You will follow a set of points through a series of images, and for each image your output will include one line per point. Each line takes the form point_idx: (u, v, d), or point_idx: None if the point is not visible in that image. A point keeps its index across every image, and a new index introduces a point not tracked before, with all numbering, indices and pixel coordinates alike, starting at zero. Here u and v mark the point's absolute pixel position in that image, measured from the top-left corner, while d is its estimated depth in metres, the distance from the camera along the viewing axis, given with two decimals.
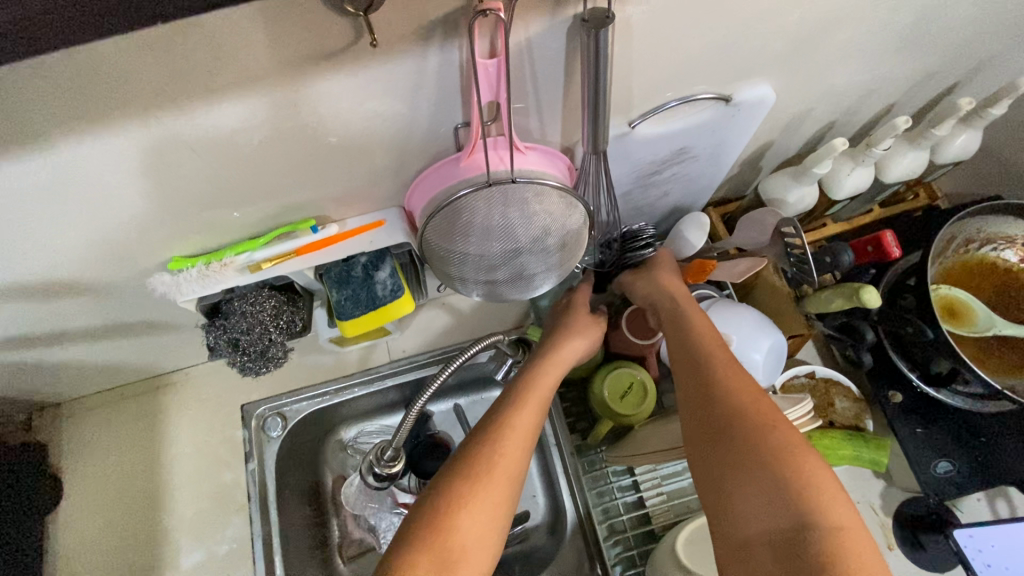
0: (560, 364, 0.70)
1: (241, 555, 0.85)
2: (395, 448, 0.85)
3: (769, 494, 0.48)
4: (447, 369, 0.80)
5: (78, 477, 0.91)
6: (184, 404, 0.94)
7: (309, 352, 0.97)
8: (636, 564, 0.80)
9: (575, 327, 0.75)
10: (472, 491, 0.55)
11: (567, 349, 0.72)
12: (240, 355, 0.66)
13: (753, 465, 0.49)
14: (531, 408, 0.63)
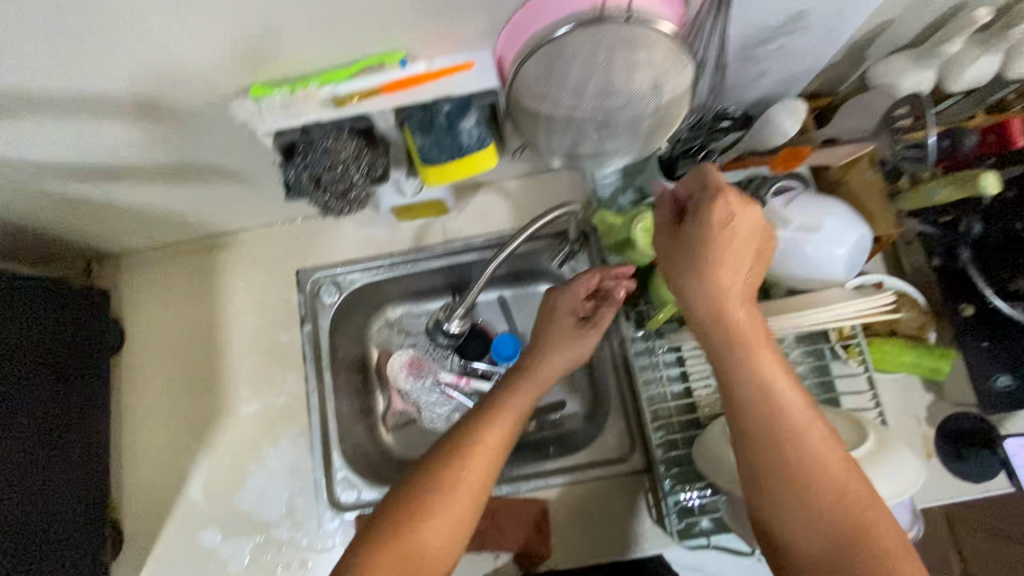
0: (537, 379, 0.74)
1: (296, 411, 0.89)
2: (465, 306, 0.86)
3: (832, 539, 0.52)
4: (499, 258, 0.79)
5: (138, 326, 0.94)
6: (238, 265, 0.95)
7: (362, 225, 0.95)
8: (677, 448, 0.81)
9: (558, 344, 0.77)
10: (443, 497, 0.61)
11: (545, 366, 0.75)
12: (324, 196, 0.64)
13: (818, 512, 0.52)
14: (502, 422, 0.68)
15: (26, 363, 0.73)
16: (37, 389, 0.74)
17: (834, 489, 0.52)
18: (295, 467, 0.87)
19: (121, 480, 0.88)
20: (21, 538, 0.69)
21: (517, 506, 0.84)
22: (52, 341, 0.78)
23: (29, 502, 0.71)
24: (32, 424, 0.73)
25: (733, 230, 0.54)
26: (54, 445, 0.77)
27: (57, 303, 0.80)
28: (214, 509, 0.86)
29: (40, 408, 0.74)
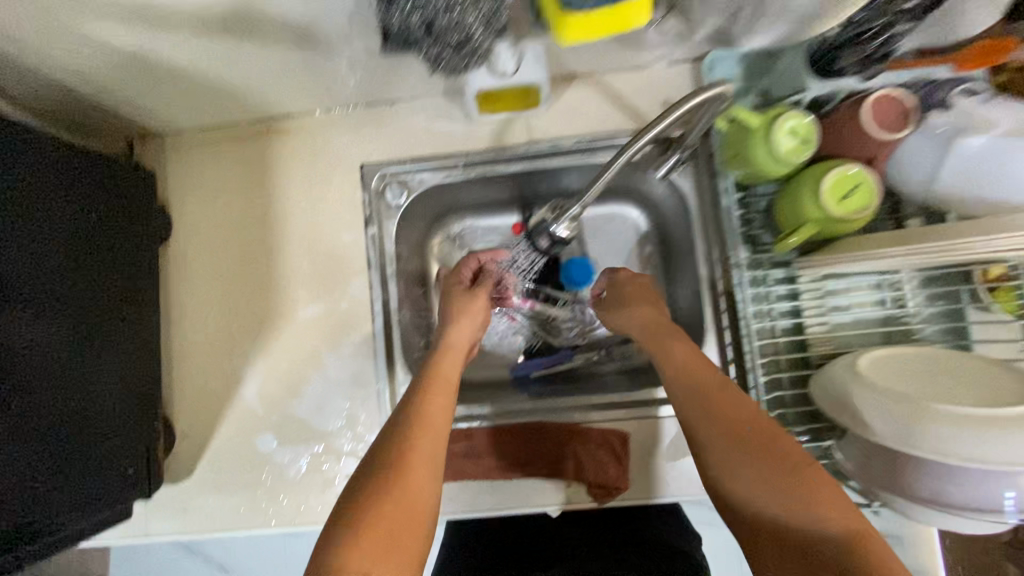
0: (453, 351, 0.74)
1: (359, 317, 0.82)
2: (583, 205, 0.67)
3: (776, 494, 0.54)
4: (618, 160, 0.61)
5: (185, 216, 0.86)
6: (295, 154, 0.85)
7: (435, 117, 0.83)
8: (784, 387, 0.74)
9: (458, 309, 0.79)
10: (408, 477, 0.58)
11: (455, 332, 0.76)
12: (438, 49, 0.54)
13: (761, 470, 0.55)
14: (440, 397, 0.67)
15: (64, 237, 0.65)
16: (77, 267, 0.67)
17: (776, 481, 0.54)
18: (358, 377, 0.81)
19: (172, 377, 0.83)
20: (60, 424, 0.63)
21: (597, 437, 0.79)
22: (95, 217, 0.70)
23: (69, 388, 0.65)
24: (75, 305, 0.66)
25: (625, 274, 0.82)
26: (104, 332, 0.71)
27: (100, 176, 0.72)
28: (270, 414, 0.81)
29: (81, 289, 0.67)
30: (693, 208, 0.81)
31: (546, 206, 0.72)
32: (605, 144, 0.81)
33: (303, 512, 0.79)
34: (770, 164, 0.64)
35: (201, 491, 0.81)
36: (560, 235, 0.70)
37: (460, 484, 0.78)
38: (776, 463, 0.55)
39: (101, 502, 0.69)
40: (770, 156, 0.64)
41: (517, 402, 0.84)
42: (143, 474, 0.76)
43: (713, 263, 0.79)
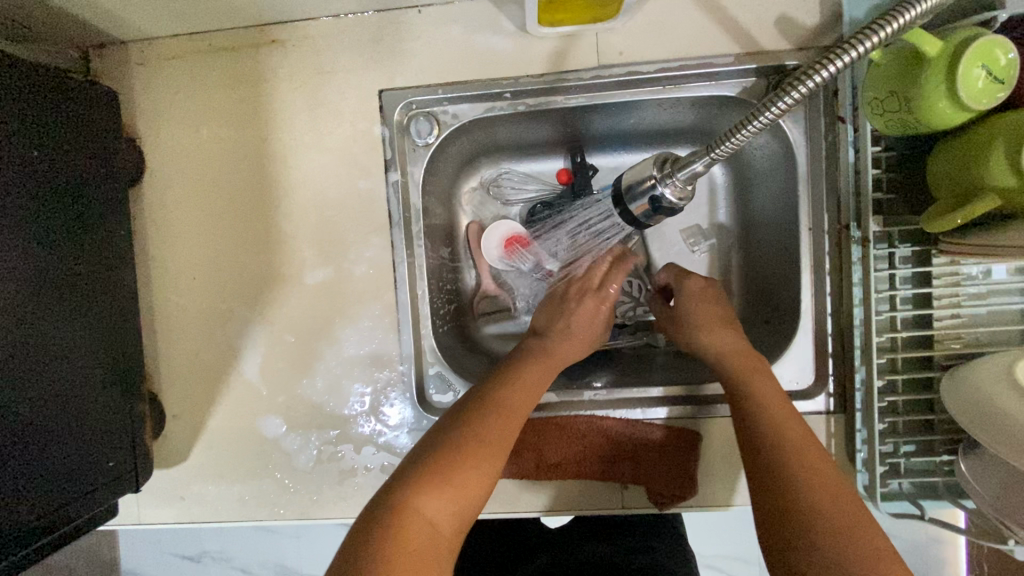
0: (552, 361, 0.62)
1: (379, 285, 0.67)
2: (712, 160, 0.50)
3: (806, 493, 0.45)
4: (786, 98, 0.43)
5: (159, 149, 0.69)
6: (295, 74, 0.66)
7: (476, 29, 0.64)
8: (895, 390, 0.61)
9: (564, 325, 0.65)
10: (484, 443, 0.51)
11: (560, 349, 0.63)
12: None
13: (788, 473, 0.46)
14: (529, 380, 0.58)
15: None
16: (7, 218, 0.51)
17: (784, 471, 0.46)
18: (378, 354, 0.68)
19: (156, 347, 0.70)
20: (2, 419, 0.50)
21: (658, 436, 0.66)
22: (33, 151, 0.54)
23: (13, 373, 0.51)
24: (9, 268, 0.51)
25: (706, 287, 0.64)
26: (63, 300, 0.56)
27: (40, 95, 0.54)
28: (275, 394, 0.69)
29: (18, 246, 0.52)
30: (801, 162, 0.64)
31: (660, 154, 0.56)
32: (696, 73, 0.64)
33: (316, 503, 0.69)
34: (946, 108, 0.49)
35: (199, 476, 0.70)
36: (666, 202, 0.57)
37: (498, 481, 0.67)
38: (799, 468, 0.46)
39: (78, 501, 0.58)
40: (950, 97, 0.48)
41: (564, 387, 0.71)
42: (130, 463, 0.64)
43: (817, 235, 0.64)
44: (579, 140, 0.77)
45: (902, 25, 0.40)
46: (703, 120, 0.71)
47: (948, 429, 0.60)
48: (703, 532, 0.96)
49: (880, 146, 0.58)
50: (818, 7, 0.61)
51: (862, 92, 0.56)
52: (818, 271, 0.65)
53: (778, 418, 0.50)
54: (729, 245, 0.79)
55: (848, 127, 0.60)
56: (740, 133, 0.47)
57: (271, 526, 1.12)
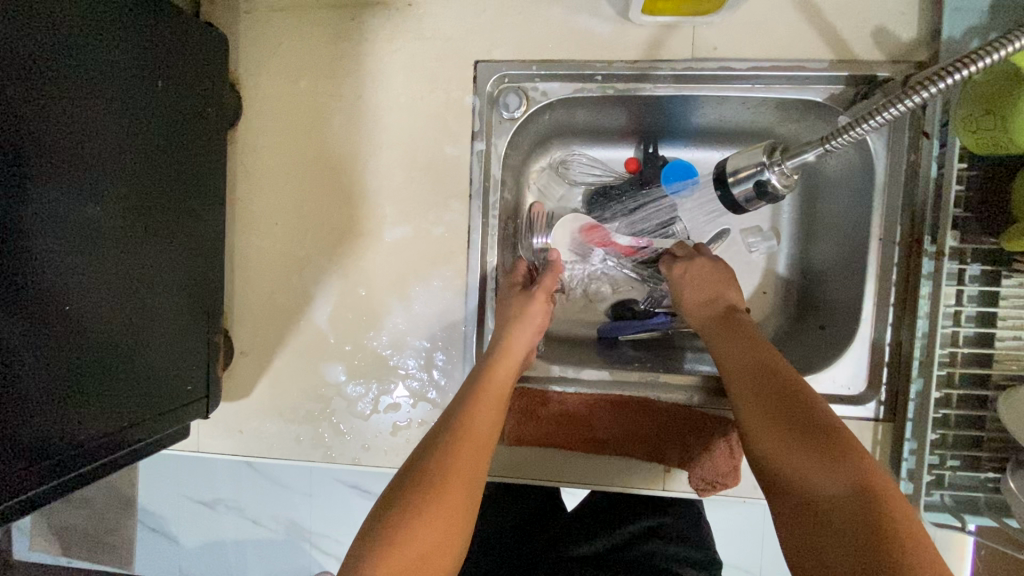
0: (509, 358, 0.65)
1: (452, 248, 0.70)
2: (833, 136, 0.51)
3: (822, 459, 0.48)
4: (913, 98, 0.45)
5: (258, 97, 0.72)
6: (396, 36, 0.69)
7: (576, 11, 0.66)
8: (948, 404, 0.62)
9: (515, 312, 0.68)
10: (441, 492, 0.53)
11: (512, 342, 0.66)
12: None
13: (807, 441, 0.49)
14: (485, 410, 0.60)
15: (96, 101, 0.51)
16: (116, 141, 0.54)
17: (798, 435, 0.50)
18: (444, 314, 0.70)
19: (235, 286, 0.73)
20: (101, 330, 0.54)
21: (707, 423, 0.68)
22: (145, 81, 0.56)
23: (118, 299, 0.55)
24: (122, 201, 0.55)
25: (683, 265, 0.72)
26: (162, 239, 0.60)
27: (155, 29, 0.57)
28: (342, 342, 0.72)
29: (123, 169, 0.55)
30: (879, 174, 0.66)
31: (769, 141, 0.59)
32: (787, 75, 0.65)
33: (367, 451, 0.71)
34: None
35: (259, 412, 0.73)
36: (772, 187, 0.60)
37: (546, 449, 0.69)
38: (815, 429, 0.50)
39: (161, 418, 0.62)
40: None
41: (616, 368, 0.73)
42: (204, 391, 0.68)
43: (888, 246, 0.66)
44: (653, 131, 0.78)
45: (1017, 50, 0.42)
46: (782, 122, 0.72)
47: (995, 448, 0.61)
48: (717, 527, 0.97)
49: (965, 163, 0.59)
50: (916, 22, 0.62)
51: (954, 109, 0.58)
52: (883, 281, 0.66)
53: (801, 390, 0.54)
54: (787, 249, 0.80)
55: (934, 142, 0.62)
56: (868, 125, 0.48)
57: (289, 477, 1.15)
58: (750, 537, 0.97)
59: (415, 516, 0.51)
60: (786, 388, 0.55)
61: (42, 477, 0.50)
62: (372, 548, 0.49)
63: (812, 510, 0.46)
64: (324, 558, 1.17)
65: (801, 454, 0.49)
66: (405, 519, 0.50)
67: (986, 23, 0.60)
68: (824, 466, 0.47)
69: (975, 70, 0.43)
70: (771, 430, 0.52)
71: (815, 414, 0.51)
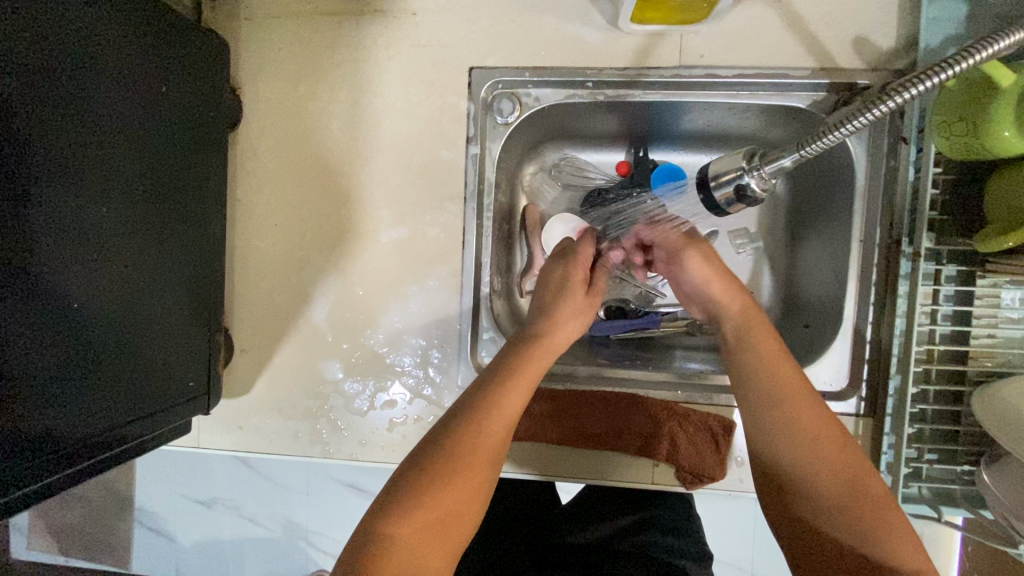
0: (552, 347, 0.62)
1: (448, 248, 0.72)
2: (806, 143, 0.53)
3: (859, 521, 0.50)
4: (885, 104, 0.47)
5: (258, 101, 0.73)
6: (393, 43, 0.71)
7: (567, 19, 0.69)
8: (925, 399, 0.64)
9: (569, 312, 0.66)
10: (468, 464, 0.52)
11: (559, 336, 0.63)
12: None
13: (846, 498, 0.51)
14: (519, 387, 0.57)
15: (98, 102, 0.53)
16: (119, 141, 0.55)
17: (840, 490, 0.51)
18: (439, 313, 0.72)
19: (235, 286, 0.75)
20: (103, 324, 0.55)
21: (694, 419, 0.70)
22: (147, 83, 0.58)
23: (121, 297, 0.57)
24: (126, 202, 0.57)
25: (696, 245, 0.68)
26: (165, 238, 0.62)
27: (157, 34, 0.59)
28: (339, 341, 0.73)
29: (125, 168, 0.56)
30: (860, 178, 0.68)
31: (751, 148, 0.61)
32: (771, 82, 0.67)
33: (364, 447, 0.73)
34: (1010, 136, 0.52)
35: (259, 408, 0.75)
36: (751, 192, 0.62)
37: (539, 444, 0.71)
38: (853, 484, 0.51)
39: (163, 413, 0.64)
40: (1015, 125, 0.51)
41: (606, 365, 0.75)
42: (204, 387, 0.70)
43: (868, 247, 0.68)
44: (644, 135, 0.81)
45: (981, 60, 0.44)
46: (767, 127, 0.74)
47: (971, 441, 0.63)
48: (708, 522, 1.00)
49: (941, 168, 0.61)
50: (895, 32, 0.65)
51: (930, 115, 0.60)
52: (863, 281, 0.69)
53: (833, 430, 0.53)
54: (774, 250, 0.83)
55: (911, 147, 0.64)
56: (839, 132, 0.50)
57: (287, 476, 1.16)
58: (740, 531, 0.99)
59: (442, 484, 0.51)
60: (824, 427, 0.53)
61: (45, 468, 0.52)
62: (395, 507, 0.50)
63: (841, 566, 0.50)
64: (322, 555, 1.19)
65: (838, 510, 0.51)
66: (430, 486, 0.51)
67: (960, 34, 0.62)
68: (861, 530, 0.50)
69: (945, 77, 0.45)
70: (814, 475, 0.52)
71: (853, 464, 0.52)
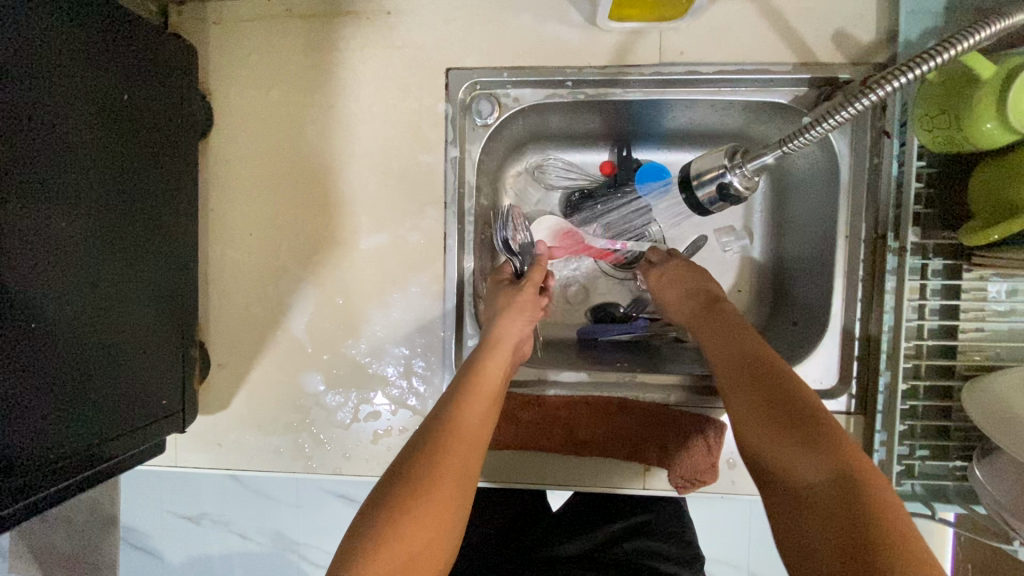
0: (504, 347, 0.65)
1: (429, 254, 0.70)
2: (793, 137, 0.52)
3: (807, 449, 0.50)
4: (873, 96, 0.46)
5: (229, 107, 0.71)
6: (368, 45, 0.69)
7: (545, 19, 0.67)
8: (915, 395, 0.63)
9: (503, 305, 0.69)
10: (431, 489, 0.52)
11: (502, 331, 0.65)
12: None
13: (790, 430, 0.51)
14: (475, 406, 0.59)
15: (56, 109, 0.50)
16: (77, 151, 0.52)
17: (784, 419, 0.52)
18: (423, 319, 0.71)
19: (209, 299, 0.73)
20: (66, 344, 0.52)
21: (685, 421, 0.69)
22: (108, 91, 0.55)
23: (91, 315, 0.55)
24: (95, 216, 0.55)
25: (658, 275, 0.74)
26: (136, 253, 0.60)
27: (115, 37, 0.55)
28: (320, 352, 0.71)
29: (92, 181, 0.54)
30: (844, 174, 0.68)
31: (727, 148, 0.60)
32: (752, 78, 0.67)
33: (349, 460, 0.71)
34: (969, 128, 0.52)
35: (238, 425, 0.72)
36: (733, 190, 0.61)
37: (527, 452, 0.70)
38: (798, 412, 0.52)
39: (134, 435, 0.61)
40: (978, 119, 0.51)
41: (594, 369, 0.74)
42: (178, 405, 0.67)
43: (853, 242, 0.68)
44: (625, 134, 0.79)
45: (966, 49, 0.43)
46: (748, 123, 0.73)
47: (962, 436, 0.63)
48: (704, 523, 0.99)
49: (925, 162, 0.61)
50: (875, 26, 0.64)
51: (912, 109, 0.59)
52: (850, 277, 0.68)
53: (783, 370, 0.56)
54: (759, 247, 0.82)
55: (894, 141, 0.64)
56: (826, 125, 0.49)
57: (274, 489, 1.13)
58: (736, 531, 0.98)
59: (403, 515, 0.50)
60: (775, 369, 0.57)
61: (8, 497, 0.49)
62: (360, 549, 0.48)
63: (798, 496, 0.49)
64: (314, 569, 1.16)
65: (788, 443, 0.51)
66: (391, 522, 0.49)
67: (939, 26, 0.62)
68: (808, 451, 0.49)
69: (931, 67, 0.44)
70: (758, 409, 0.54)
71: (794, 397, 0.54)
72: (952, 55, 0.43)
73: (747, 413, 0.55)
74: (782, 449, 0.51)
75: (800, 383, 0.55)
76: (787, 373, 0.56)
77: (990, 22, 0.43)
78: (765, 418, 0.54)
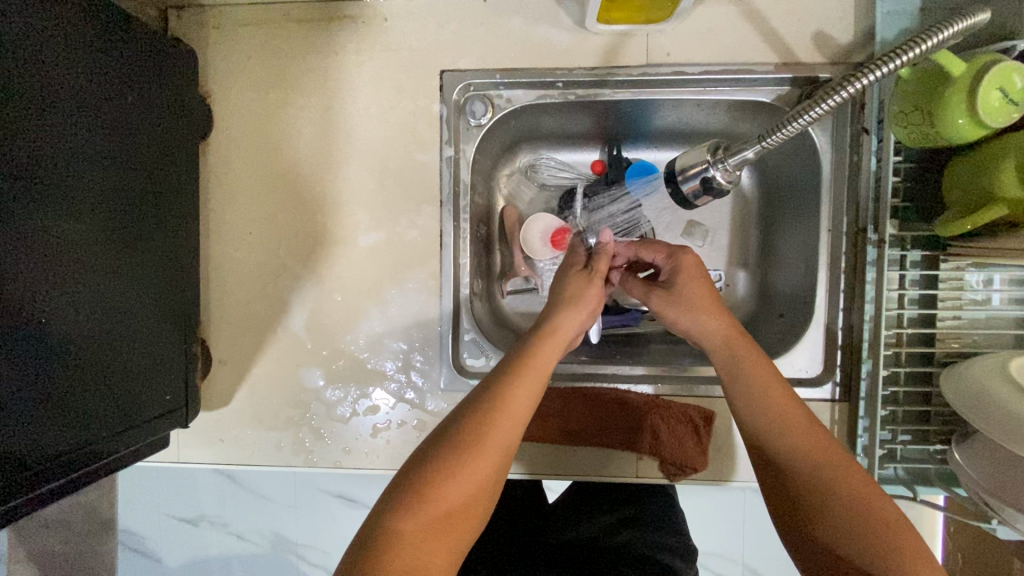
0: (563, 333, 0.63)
1: (426, 251, 0.72)
2: (772, 131, 0.54)
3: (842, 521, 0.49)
4: (848, 90, 0.49)
5: (228, 110, 0.73)
6: (364, 48, 0.71)
7: (536, 22, 0.70)
8: (896, 381, 0.66)
9: (570, 293, 0.66)
10: (477, 457, 0.52)
11: (569, 316, 0.64)
12: None
13: (818, 494, 0.50)
14: (529, 384, 0.57)
15: (64, 112, 0.52)
16: (83, 153, 0.54)
17: (808, 482, 0.51)
18: (420, 315, 0.72)
19: (210, 297, 0.74)
20: (72, 336, 0.54)
21: (676, 411, 0.71)
22: (113, 92, 0.57)
23: (98, 310, 0.56)
24: (101, 215, 0.56)
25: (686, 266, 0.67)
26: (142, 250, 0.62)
27: (118, 40, 0.57)
28: (319, 348, 0.73)
29: (96, 181, 0.56)
30: (826, 169, 0.70)
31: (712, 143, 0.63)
32: (735, 78, 0.69)
33: (348, 454, 0.72)
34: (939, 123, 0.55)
35: (239, 421, 0.74)
36: (717, 183, 0.63)
37: (524, 443, 0.72)
38: (823, 476, 0.51)
39: (139, 428, 0.63)
40: (946, 115, 0.54)
41: (588, 362, 0.76)
42: (181, 400, 0.69)
43: (835, 235, 0.70)
44: (615, 133, 0.82)
45: (933, 47, 0.46)
46: (734, 121, 0.76)
47: (941, 420, 0.65)
48: (697, 515, 1.01)
49: (901, 156, 0.63)
50: (853, 27, 0.67)
51: (888, 105, 0.62)
52: (834, 269, 0.70)
53: (801, 426, 0.54)
54: (747, 242, 0.84)
55: (873, 137, 0.66)
56: (803, 119, 0.51)
57: (272, 489, 1.14)
58: (729, 523, 1.00)
59: (444, 476, 0.51)
60: (795, 426, 0.54)
61: (20, 489, 0.51)
62: (401, 504, 0.50)
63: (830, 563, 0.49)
64: (312, 568, 1.17)
65: (821, 510, 0.50)
66: (432, 482, 0.51)
67: (914, 28, 0.64)
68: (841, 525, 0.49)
69: (900, 64, 0.46)
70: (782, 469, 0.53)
71: (815, 459, 0.52)
72: (919, 52, 0.46)
73: (773, 466, 0.54)
74: (811, 513, 0.50)
75: (815, 437, 0.53)
76: (816, 431, 0.54)
77: (955, 22, 0.45)
78: (788, 481, 0.52)
